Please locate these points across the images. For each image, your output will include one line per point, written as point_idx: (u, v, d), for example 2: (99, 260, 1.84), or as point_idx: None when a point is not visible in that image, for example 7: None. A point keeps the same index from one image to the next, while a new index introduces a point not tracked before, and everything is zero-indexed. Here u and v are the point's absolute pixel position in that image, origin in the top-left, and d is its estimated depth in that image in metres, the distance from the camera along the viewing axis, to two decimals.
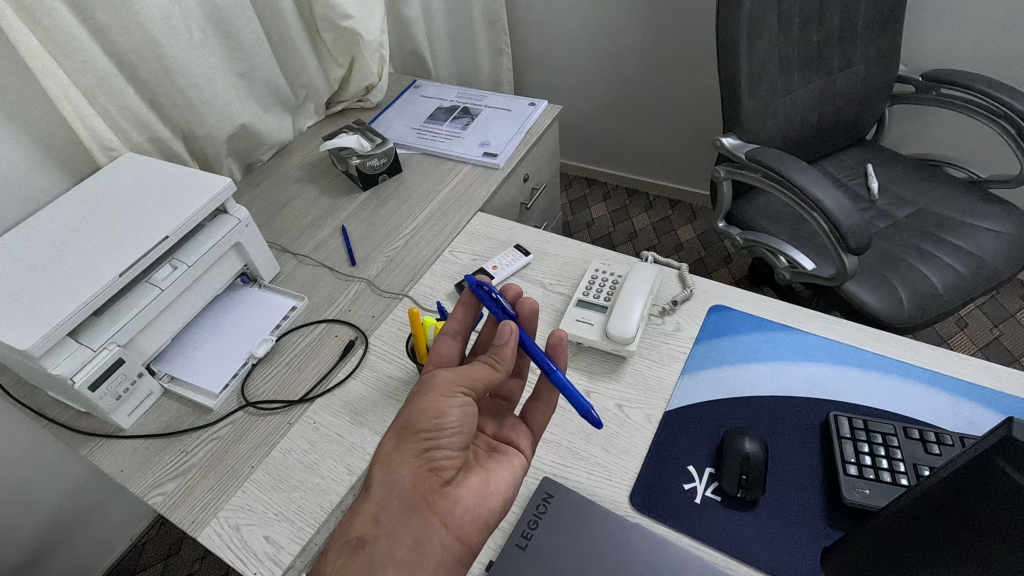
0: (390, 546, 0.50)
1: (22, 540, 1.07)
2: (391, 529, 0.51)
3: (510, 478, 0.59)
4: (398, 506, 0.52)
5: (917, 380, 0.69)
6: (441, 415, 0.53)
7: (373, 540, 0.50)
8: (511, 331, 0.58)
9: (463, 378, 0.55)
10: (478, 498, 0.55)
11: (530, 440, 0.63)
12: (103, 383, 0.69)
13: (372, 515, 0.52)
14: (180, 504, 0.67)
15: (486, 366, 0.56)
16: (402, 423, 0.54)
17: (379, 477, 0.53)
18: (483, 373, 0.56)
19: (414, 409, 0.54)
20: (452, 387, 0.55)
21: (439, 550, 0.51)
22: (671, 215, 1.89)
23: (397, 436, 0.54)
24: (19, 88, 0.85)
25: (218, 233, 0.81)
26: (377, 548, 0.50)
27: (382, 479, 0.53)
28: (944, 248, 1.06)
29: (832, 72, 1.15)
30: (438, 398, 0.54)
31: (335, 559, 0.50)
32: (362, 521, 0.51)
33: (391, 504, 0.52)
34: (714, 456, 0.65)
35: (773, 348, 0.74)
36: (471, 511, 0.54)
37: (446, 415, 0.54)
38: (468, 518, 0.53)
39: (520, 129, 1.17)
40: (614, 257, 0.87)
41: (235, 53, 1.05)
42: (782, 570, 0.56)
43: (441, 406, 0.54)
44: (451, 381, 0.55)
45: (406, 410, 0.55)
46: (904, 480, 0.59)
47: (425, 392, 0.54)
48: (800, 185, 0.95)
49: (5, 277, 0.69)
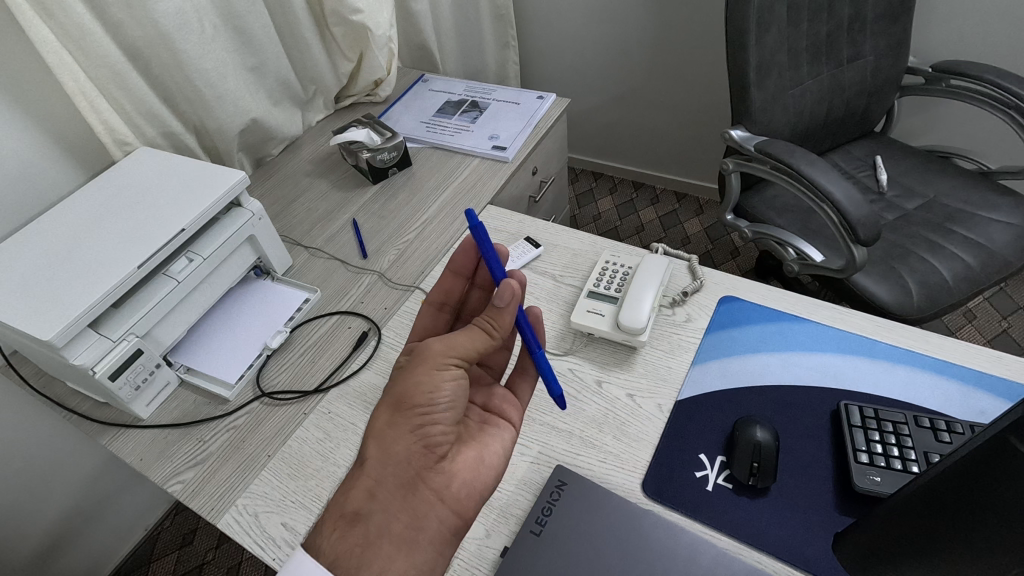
0: (387, 521, 0.52)
1: (42, 528, 1.09)
2: (387, 505, 0.53)
3: (501, 449, 0.60)
4: (394, 483, 0.53)
5: (927, 369, 0.69)
6: (435, 390, 0.53)
7: (369, 515, 0.52)
8: (513, 293, 0.55)
9: (455, 348, 0.54)
10: (472, 472, 0.57)
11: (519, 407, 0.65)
12: (122, 374, 0.70)
13: (368, 490, 0.53)
14: (199, 492, 0.69)
15: (480, 334, 0.55)
16: (396, 398, 0.54)
17: (374, 451, 0.54)
18: (477, 343, 0.55)
19: (407, 385, 0.53)
20: (444, 360, 0.54)
21: (435, 524, 0.54)
22: (678, 208, 1.89)
23: (391, 410, 0.54)
24: (35, 83, 0.86)
25: (233, 226, 0.82)
26: (373, 522, 0.52)
27: (377, 454, 0.54)
28: (953, 239, 1.06)
29: (841, 64, 1.15)
30: (432, 373, 0.53)
31: (333, 532, 0.52)
32: (357, 496, 0.53)
33: (387, 480, 0.53)
34: (725, 445, 0.65)
35: (783, 338, 0.74)
36: (465, 486, 0.56)
37: (439, 392, 0.54)
38: (463, 492, 0.56)
39: (529, 122, 1.17)
40: (624, 249, 0.87)
41: (246, 48, 1.05)
42: (794, 555, 0.57)
43: (434, 383, 0.53)
44: (444, 354, 0.54)
45: (399, 384, 0.54)
46: (915, 467, 0.60)
47: (418, 367, 0.54)
48: (810, 176, 0.95)
49: (25, 269, 0.71)
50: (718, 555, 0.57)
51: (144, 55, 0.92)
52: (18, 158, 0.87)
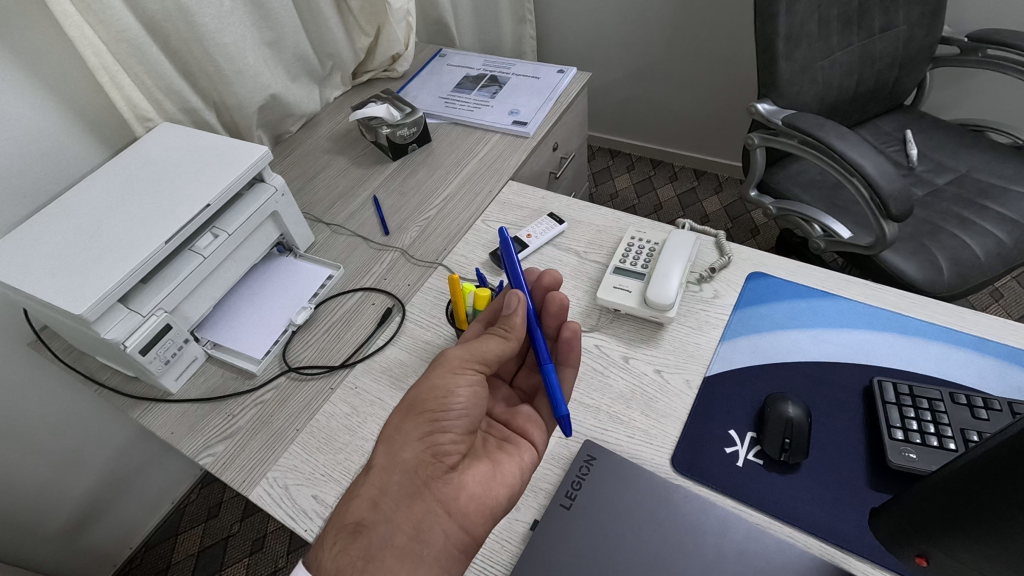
0: (389, 532, 0.52)
1: (74, 500, 1.11)
2: (391, 515, 0.52)
3: (516, 467, 0.58)
4: (399, 491, 0.53)
5: (963, 346, 0.68)
6: (448, 395, 0.55)
7: (372, 525, 0.52)
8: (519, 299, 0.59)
9: (473, 354, 0.57)
10: (483, 485, 0.55)
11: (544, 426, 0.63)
12: (152, 348, 0.71)
13: (372, 499, 0.53)
14: (230, 465, 0.70)
15: (497, 339, 0.59)
16: (409, 401, 0.56)
17: (382, 458, 0.54)
18: (494, 347, 0.58)
19: (421, 389, 0.56)
20: (461, 364, 0.57)
21: (441, 538, 0.52)
22: (696, 186, 1.87)
23: (401, 414, 0.56)
24: (57, 57, 0.86)
25: (257, 202, 0.81)
26: (376, 532, 0.52)
27: (385, 461, 0.54)
28: (986, 216, 1.03)
29: (872, 34, 1.11)
30: (447, 377, 0.56)
31: (334, 546, 0.51)
32: (360, 506, 0.53)
33: (392, 489, 0.53)
34: (755, 421, 0.65)
35: (812, 314, 0.73)
36: (475, 499, 0.54)
37: (453, 395, 0.55)
38: (471, 506, 0.54)
39: (551, 97, 1.15)
40: (649, 224, 0.86)
41: (264, 22, 1.04)
42: (826, 530, 0.57)
43: (449, 385, 0.56)
44: (461, 358, 0.57)
45: (415, 389, 0.57)
46: (951, 444, 0.59)
47: (436, 371, 0.56)
48: (841, 151, 0.93)
49: (54, 245, 0.71)
50: (748, 529, 0.57)
51: (163, 29, 0.91)
52: (43, 134, 0.87)
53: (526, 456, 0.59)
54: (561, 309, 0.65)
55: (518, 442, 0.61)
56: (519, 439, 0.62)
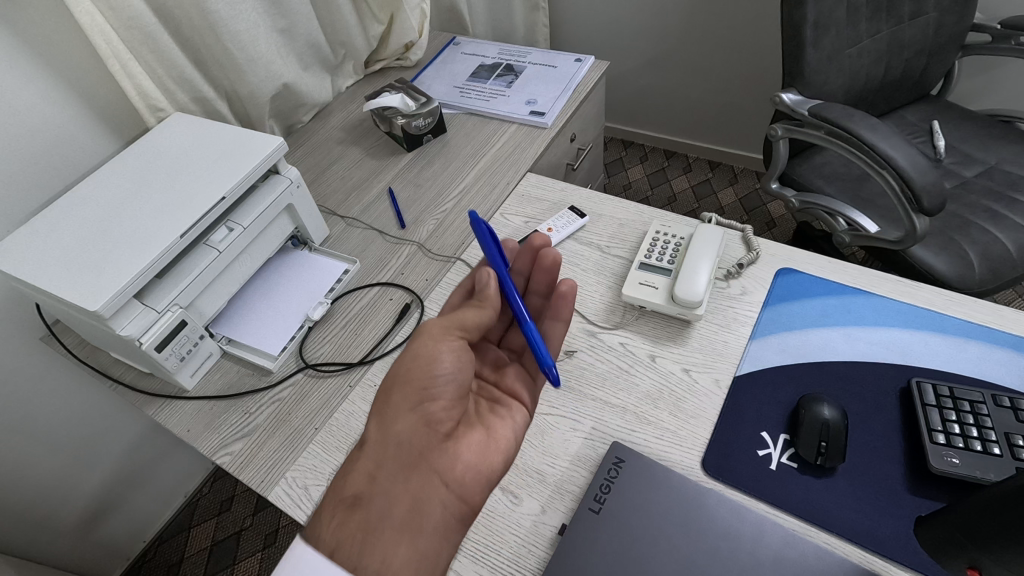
0: (388, 505, 0.51)
1: (88, 494, 1.11)
2: (389, 488, 0.52)
3: (509, 432, 0.58)
4: (394, 464, 0.53)
5: (1004, 347, 0.66)
6: (433, 364, 0.54)
7: (370, 500, 0.52)
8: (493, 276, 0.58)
9: (454, 321, 0.55)
10: (477, 454, 0.55)
11: (533, 389, 0.62)
12: (168, 344, 0.70)
13: (368, 474, 0.53)
14: (248, 464, 0.68)
15: (474, 308, 0.57)
16: (395, 375, 0.55)
17: (374, 433, 0.55)
18: (472, 314, 0.56)
19: (406, 361, 0.54)
20: (443, 332, 0.55)
21: (439, 509, 0.52)
22: (711, 177, 1.84)
23: (388, 387, 0.55)
24: (67, 46, 0.83)
25: (272, 195, 0.79)
26: (375, 507, 0.51)
27: (377, 436, 0.54)
28: (1017, 209, 1.00)
29: (902, 21, 1.08)
30: (428, 346, 0.54)
31: (334, 520, 0.51)
32: (357, 480, 0.53)
33: (388, 462, 0.53)
34: (789, 423, 0.63)
35: (846, 312, 0.71)
36: (469, 468, 0.54)
37: (438, 364, 0.54)
38: (467, 475, 0.54)
39: (569, 86, 1.12)
40: (673, 218, 0.84)
41: (276, 8, 1.01)
42: (866, 537, 0.55)
43: (432, 354, 0.54)
44: (441, 326, 0.55)
45: (399, 362, 0.55)
46: (996, 449, 0.57)
47: (417, 340, 0.54)
48: (871, 142, 0.90)
49: (67, 239, 0.69)
50: (785, 535, 0.55)
51: (174, 16, 0.89)
52: (54, 124, 0.85)
53: (518, 419, 0.59)
54: (553, 263, 0.64)
55: (508, 406, 0.61)
56: (509, 403, 0.61)
